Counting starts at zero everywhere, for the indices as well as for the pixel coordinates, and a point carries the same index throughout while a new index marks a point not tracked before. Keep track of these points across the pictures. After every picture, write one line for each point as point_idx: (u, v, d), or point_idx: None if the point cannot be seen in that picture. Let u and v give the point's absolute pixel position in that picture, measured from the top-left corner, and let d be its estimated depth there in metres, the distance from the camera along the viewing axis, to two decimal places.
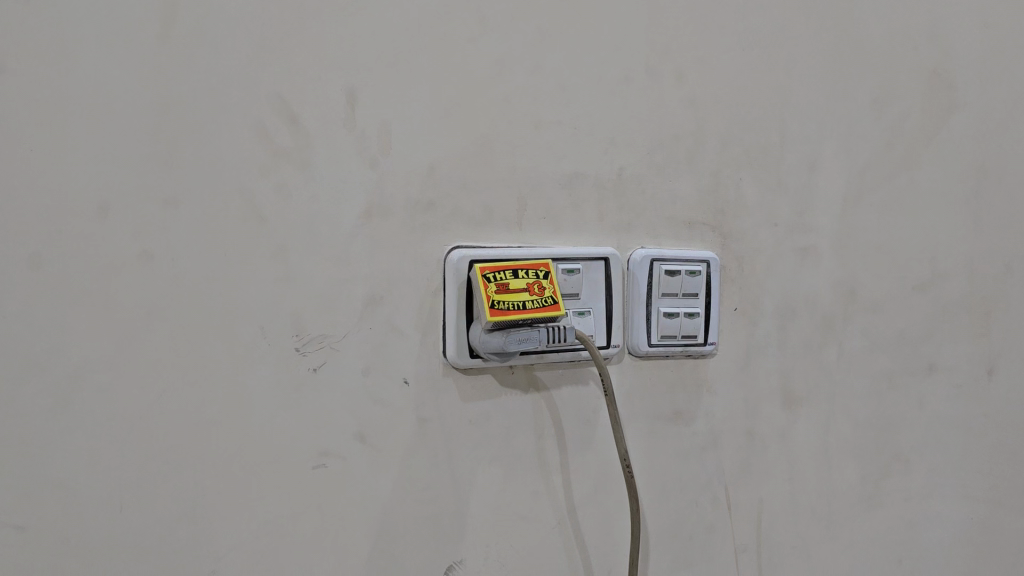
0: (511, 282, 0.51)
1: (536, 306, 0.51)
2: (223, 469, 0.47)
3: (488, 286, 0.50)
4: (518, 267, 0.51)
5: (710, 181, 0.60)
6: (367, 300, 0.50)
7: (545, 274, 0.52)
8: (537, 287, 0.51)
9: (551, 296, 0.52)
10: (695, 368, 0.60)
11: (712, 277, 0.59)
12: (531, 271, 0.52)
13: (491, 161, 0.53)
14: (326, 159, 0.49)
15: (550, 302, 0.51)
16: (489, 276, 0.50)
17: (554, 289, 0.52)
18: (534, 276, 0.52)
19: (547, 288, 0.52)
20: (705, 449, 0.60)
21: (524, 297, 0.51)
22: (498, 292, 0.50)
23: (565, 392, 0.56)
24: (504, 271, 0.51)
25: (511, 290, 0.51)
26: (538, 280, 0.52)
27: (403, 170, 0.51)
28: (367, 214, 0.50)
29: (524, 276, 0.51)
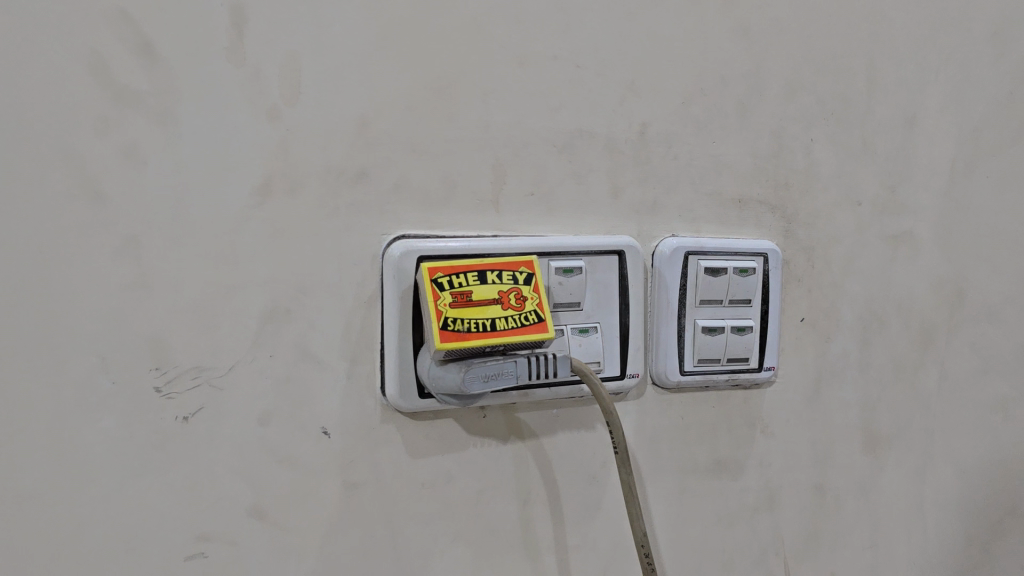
0: (474, 290, 0.34)
1: (512, 326, 0.34)
2: (50, 562, 0.33)
3: (438, 297, 0.34)
4: (485, 269, 0.35)
5: (771, 144, 0.43)
6: (266, 316, 0.34)
7: (528, 278, 0.36)
8: (512, 297, 0.35)
9: (536, 309, 0.35)
10: (745, 401, 0.43)
11: (770, 276, 0.43)
12: (506, 273, 0.35)
13: (455, 113, 0.37)
14: (199, 108, 0.33)
15: (534, 319, 0.35)
16: (440, 281, 0.34)
17: (541, 300, 0.35)
18: (510, 280, 0.35)
19: (528, 299, 0.35)
20: (756, 513, 0.44)
21: (493, 313, 0.34)
22: (453, 306, 0.34)
23: (560, 441, 0.40)
24: (463, 275, 0.35)
25: (473, 303, 0.34)
26: (516, 288, 0.35)
27: (321, 125, 0.35)
28: (265, 188, 0.34)
29: (494, 282, 0.35)
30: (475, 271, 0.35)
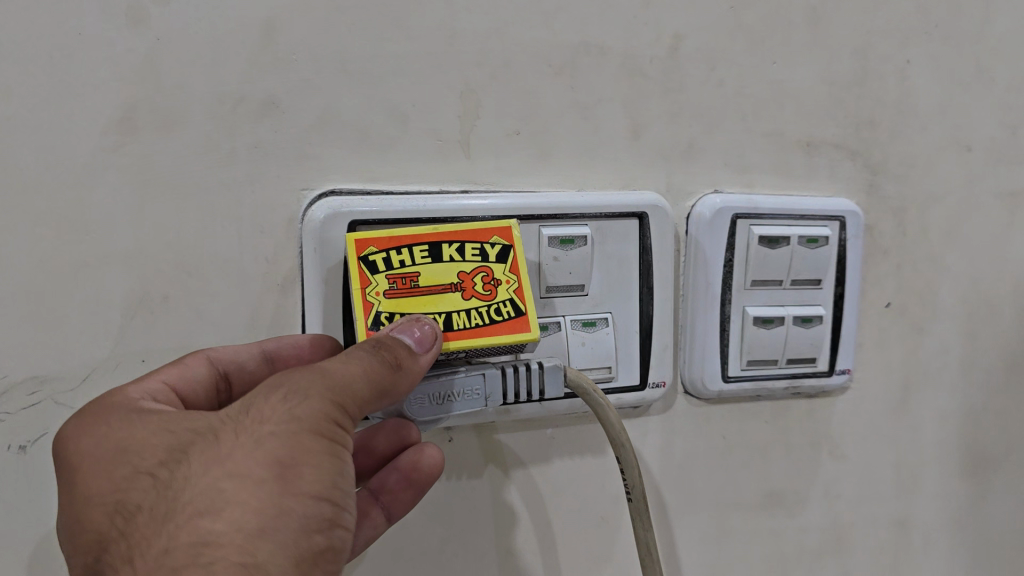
0: (421, 273, 0.24)
1: (474, 323, 0.24)
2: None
3: (368, 283, 0.23)
4: (438, 240, 0.24)
5: (851, 68, 0.32)
6: (134, 306, 0.25)
7: (503, 251, 0.25)
8: (477, 281, 0.24)
9: (512, 297, 0.24)
10: (808, 414, 0.33)
11: (848, 247, 0.31)
12: (470, 245, 0.25)
13: (403, 16, 0.26)
14: (21, 4, 0.23)
15: (509, 314, 0.24)
16: (373, 259, 0.24)
17: (521, 283, 0.24)
18: (476, 256, 0.24)
19: (499, 284, 0.24)
20: (819, 558, 0.34)
21: (448, 305, 0.24)
22: (388, 297, 0.23)
23: (555, 470, 0.29)
24: (405, 250, 0.24)
25: (419, 292, 0.24)
26: (483, 267, 0.24)
27: (207, 32, 0.24)
28: (127, 123, 0.24)
29: (452, 260, 0.24)
30: (424, 243, 0.24)
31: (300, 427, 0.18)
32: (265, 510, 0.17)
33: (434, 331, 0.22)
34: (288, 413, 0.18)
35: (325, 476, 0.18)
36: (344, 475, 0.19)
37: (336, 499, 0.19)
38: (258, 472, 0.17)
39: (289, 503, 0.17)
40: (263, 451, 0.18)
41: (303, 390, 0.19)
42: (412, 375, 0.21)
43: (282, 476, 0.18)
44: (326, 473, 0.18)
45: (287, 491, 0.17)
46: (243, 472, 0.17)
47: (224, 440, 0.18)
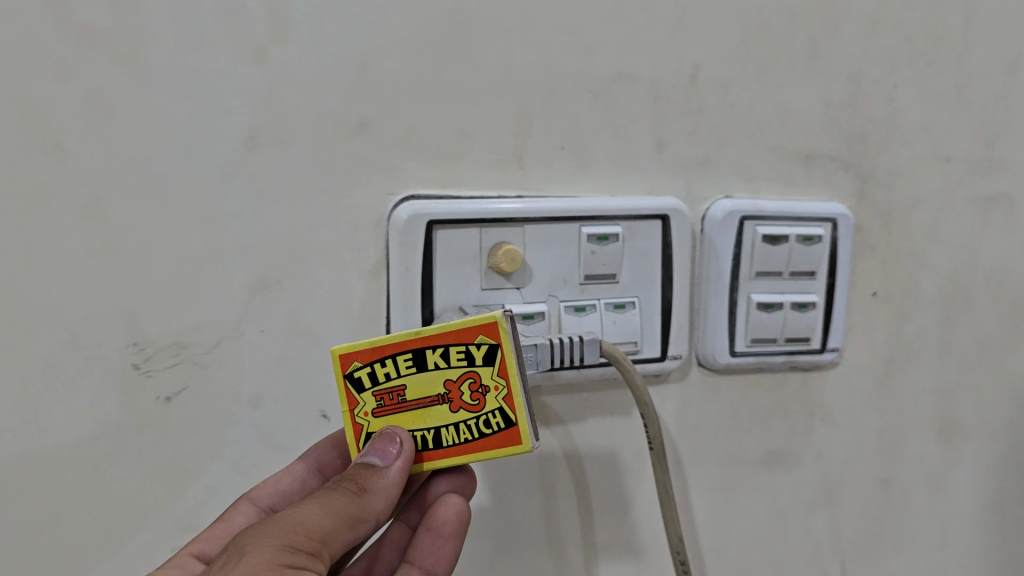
0: (408, 385, 0.26)
1: (462, 434, 0.26)
2: (23, 544, 0.30)
3: (356, 403, 0.26)
4: (421, 348, 0.26)
5: (845, 91, 0.37)
6: (254, 288, 0.31)
7: (487, 351, 0.26)
8: (465, 392, 0.26)
9: (502, 406, 0.26)
10: (805, 386, 0.38)
11: (839, 245, 0.37)
12: (457, 347, 0.26)
13: (469, 53, 0.31)
14: (173, 48, 0.29)
15: (496, 424, 0.26)
16: (357, 380, 0.26)
17: (510, 386, 0.26)
18: (463, 360, 0.26)
19: (488, 393, 0.26)
20: (812, 509, 0.40)
21: (438, 418, 0.26)
22: (375, 417, 0.26)
23: (590, 427, 0.35)
24: (387, 361, 0.26)
25: (407, 405, 0.26)
26: (469, 374, 0.26)
27: (316, 68, 0.30)
28: (252, 140, 0.30)
29: (436, 368, 0.26)
30: (407, 354, 0.26)
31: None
32: None
33: (404, 443, 0.26)
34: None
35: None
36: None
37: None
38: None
39: None
40: None
41: (246, 553, 0.21)
42: (377, 495, 0.25)
43: None
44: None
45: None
46: None
47: None
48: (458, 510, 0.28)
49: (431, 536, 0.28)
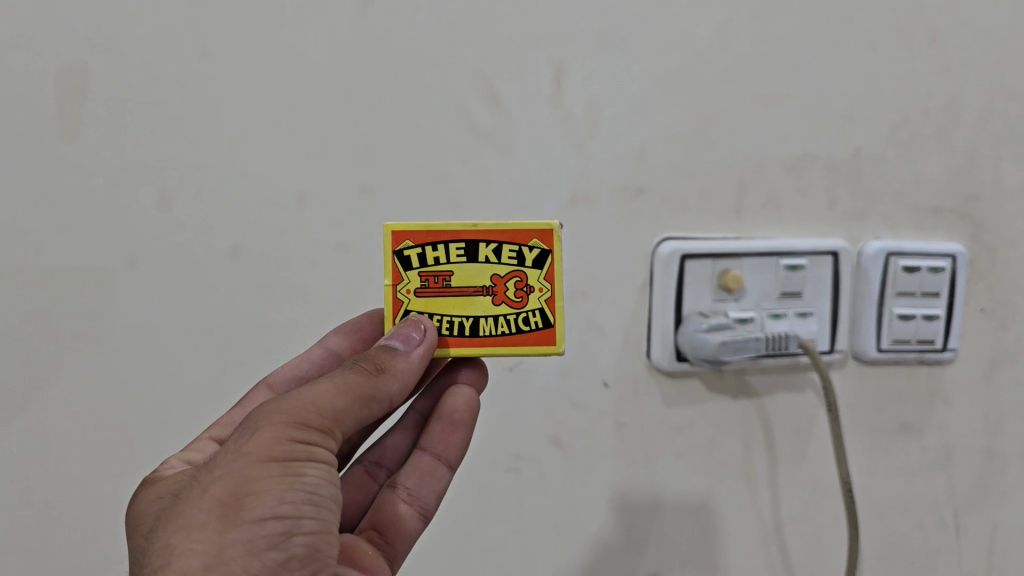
0: (458, 272, 0.38)
1: (498, 318, 0.38)
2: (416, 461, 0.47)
3: (404, 280, 0.38)
4: (475, 241, 0.38)
5: (964, 162, 0.51)
6: (568, 297, 0.47)
7: (527, 256, 0.38)
8: (510, 285, 0.38)
9: (543, 305, 0.39)
10: (930, 376, 0.52)
11: (958, 274, 0.51)
12: (507, 250, 0.38)
13: (710, 142, 0.47)
14: (528, 141, 0.44)
15: (528, 315, 0.38)
16: (409, 256, 0.38)
17: (552, 289, 0.39)
18: (509, 260, 0.38)
19: (530, 292, 0.38)
20: (933, 468, 0.54)
21: (477, 305, 0.38)
22: (417, 294, 0.38)
23: (779, 401, 0.50)
24: (447, 245, 0.38)
25: (451, 288, 0.38)
26: (518, 271, 0.38)
27: (613, 153, 0.45)
28: (572, 201, 0.45)
29: (486, 263, 0.38)
30: (462, 243, 0.38)
31: (245, 457, 0.30)
32: (213, 527, 0.29)
33: (427, 329, 0.37)
34: (251, 445, 0.30)
35: (276, 491, 0.29)
36: (306, 478, 0.30)
37: (299, 495, 0.30)
38: (212, 508, 0.29)
39: (240, 527, 0.29)
40: (213, 495, 0.30)
41: (259, 429, 0.31)
42: (392, 378, 0.34)
43: (235, 500, 0.29)
44: (275, 491, 0.29)
45: (232, 517, 0.29)
46: (192, 522, 0.29)
47: (186, 512, 0.30)
48: (469, 408, 0.42)
49: (445, 427, 0.42)
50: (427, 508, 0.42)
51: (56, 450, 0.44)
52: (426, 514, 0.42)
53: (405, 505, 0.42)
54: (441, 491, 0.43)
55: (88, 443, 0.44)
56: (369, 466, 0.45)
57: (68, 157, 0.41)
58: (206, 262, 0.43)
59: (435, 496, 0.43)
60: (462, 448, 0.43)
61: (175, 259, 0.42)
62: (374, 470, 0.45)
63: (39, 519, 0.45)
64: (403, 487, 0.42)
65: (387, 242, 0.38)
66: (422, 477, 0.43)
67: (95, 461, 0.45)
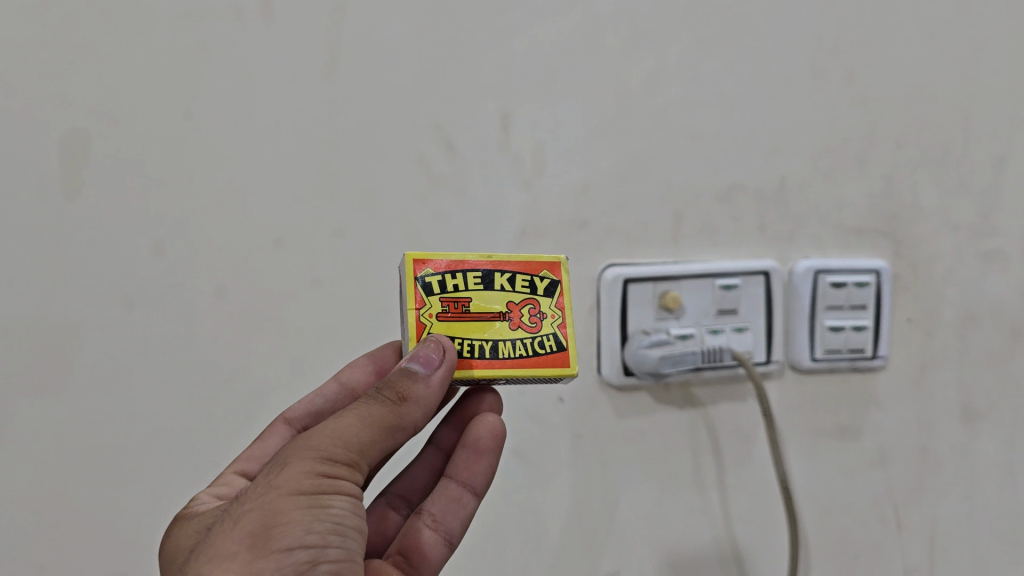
0: (477, 299, 0.40)
1: (519, 342, 0.39)
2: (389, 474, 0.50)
3: (425, 304, 0.39)
4: (491, 271, 0.41)
5: (882, 186, 0.56)
6: None
7: (539, 285, 0.41)
8: (525, 311, 0.40)
9: (555, 330, 0.40)
10: (863, 382, 0.57)
11: (882, 287, 0.56)
12: (519, 280, 0.41)
13: (645, 177, 0.52)
14: (480, 183, 0.49)
15: (547, 339, 0.40)
16: (428, 280, 0.39)
17: (563, 316, 0.41)
18: (523, 289, 0.41)
19: (543, 318, 0.40)
20: (871, 467, 0.58)
21: (498, 328, 0.40)
22: (441, 317, 0.39)
23: (722, 409, 0.54)
24: (465, 274, 0.40)
25: (471, 313, 0.40)
26: (531, 299, 0.41)
27: (557, 191, 0.51)
28: (522, 235, 0.50)
29: (503, 292, 0.40)
30: (480, 272, 0.40)
31: (274, 491, 0.32)
32: (241, 557, 0.31)
33: (445, 345, 0.37)
34: (281, 480, 0.33)
35: (302, 521, 0.31)
36: (331, 509, 0.32)
37: (324, 525, 0.32)
38: (242, 538, 0.31)
39: (267, 557, 0.31)
40: (243, 527, 0.32)
41: (287, 465, 0.33)
42: (414, 408, 0.36)
43: (262, 531, 0.31)
44: (301, 521, 0.31)
45: (261, 546, 0.31)
46: (221, 553, 0.31)
47: (216, 545, 0.32)
48: (492, 435, 0.44)
49: (469, 454, 0.44)
50: (453, 534, 0.44)
51: (55, 479, 0.48)
52: (451, 539, 0.44)
53: (429, 531, 0.43)
54: (467, 518, 0.44)
55: (88, 472, 0.48)
56: (392, 500, 0.48)
57: (68, 212, 0.46)
58: (196, 301, 0.48)
59: (460, 523, 0.44)
60: (486, 476, 0.44)
61: (167, 299, 0.47)
62: (398, 502, 0.48)
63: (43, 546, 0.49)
64: (427, 513, 0.44)
65: (410, 269, 0.40)
66: (447, 503, 0.44)
67: (92, 490, 0.48)
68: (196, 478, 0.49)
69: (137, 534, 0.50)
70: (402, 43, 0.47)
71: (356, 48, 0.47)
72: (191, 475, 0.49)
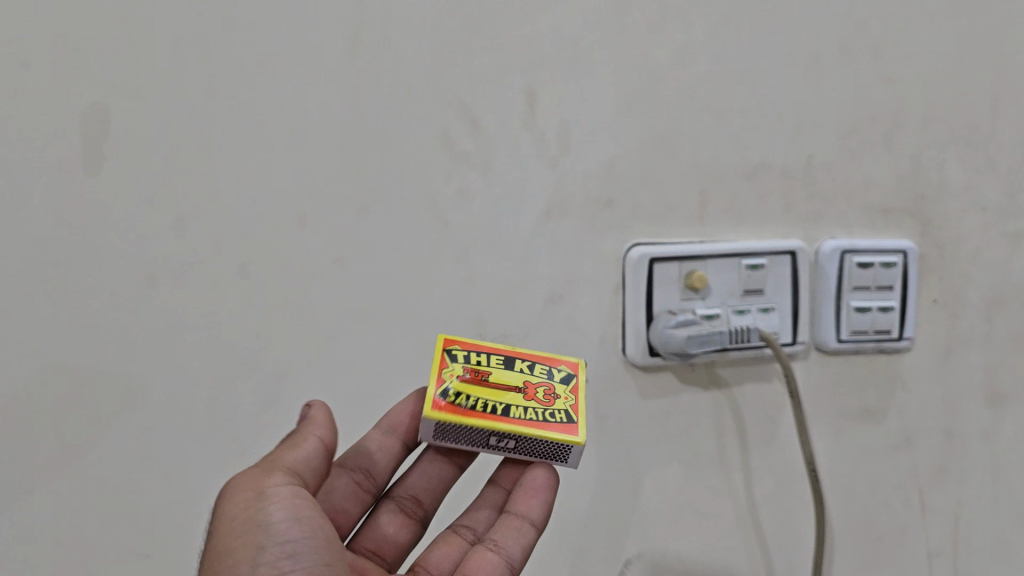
0: (498, 373, 0.41)
1: (530, 413, 0.40)
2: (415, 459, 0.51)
3: (447, 366, 0.40)
4: (513, 356, 0.42)
5: (910, 165, 0.56)
6: (549, 300, 0.51)
7: (558, 371, 0.42)
8: (541, 391, 0.41)
9: (568, 407, 0.40)
10: (889, 364, 0.57)
11: (909, 268, 0.55)
12: (542, 367, 0.42)
13: (671, 155, 0.51)
14: (506, 161, 0.49)
15: (562, 416, 0.40)
16: (451, 349, 0.41)
17: (576, 398, 0.41)
18: (544, 374, 0.42)
19: (558, 397, 0.41)
20: (896, 450, 0.58)
21: (513, 399, 0.40)
22: (460, 379, 0.40)
23: (748, 389, 0.54)
24: (488, 354, 0.42)
25: (490, 381, 0.41)
26: (548, 381, 0.42)
27: (584, 169, 0.50)
28: (547, 213, 0.50)
29: (523, 372, 0.42)
30: (502, 355, 0.42)
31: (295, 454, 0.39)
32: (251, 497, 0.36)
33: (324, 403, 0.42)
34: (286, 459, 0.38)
35: (265, 491, 0.36)
36: (271, 485, 0.36)
37: (272, 551, 0.34)
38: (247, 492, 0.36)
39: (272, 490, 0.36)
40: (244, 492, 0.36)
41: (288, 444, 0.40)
42: (312, 427, 0.40)
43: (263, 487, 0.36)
44: (254, 486, 0.36)
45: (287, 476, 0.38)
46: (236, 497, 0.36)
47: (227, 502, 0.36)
48: (546, 474, 0.42)
49: (525, 489, 0.42)
50: (513, 559, 0.42)
51: (78, 462, 0.48)
52: (513, 565, 0.42)
53: (491, 555, 0.42)
54: (529, 545, 0.42)
55: (109, 452, 0.48)
56: (457, 528, 0.45)
57: (90, 189, 0.45)
58: (218, 280, 0.47)
59: (521, 550, 0.42)
60: (544, 509, 0.42)
61: (188, 277, 0.47)
62: (461, 531, 0.45)
63: (66, 527, 0.48)
64: (489, 540, 0.42)
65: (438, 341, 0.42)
66: (507, 530, 0.42)
67: (114, 470, 0.48)
68: (218, 458, 0.49)
69: (160, 515, 0.49)
70: (427, 17, 0.46)
71: (381, 23, 0.46)
72: (213, 455, 0.49)
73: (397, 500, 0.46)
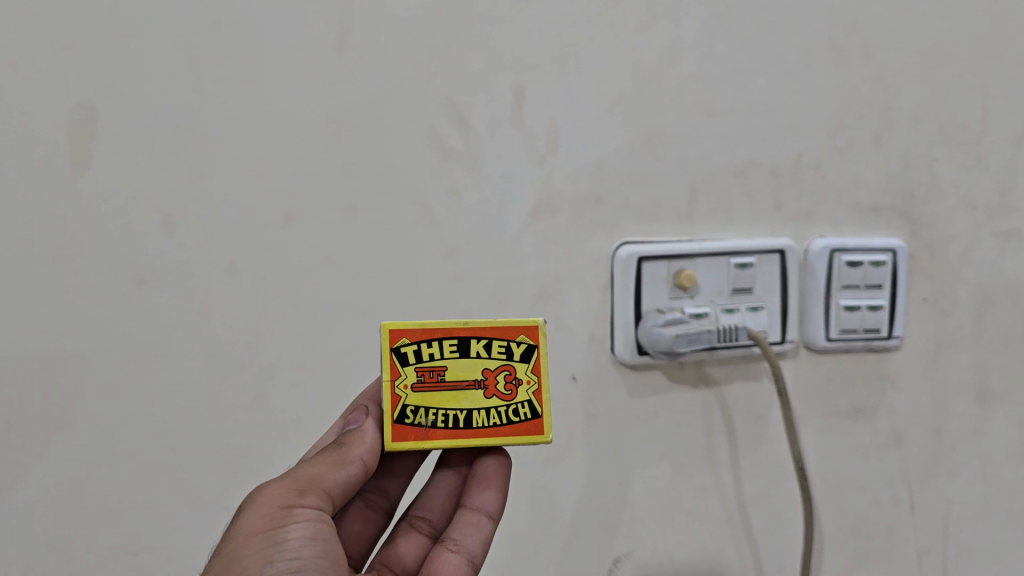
0: (454, 368, 0.40)
1: (491, 416, 0.40)
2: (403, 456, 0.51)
3: (398, 375, 0.39)
4: (468, 338, 0.40)
5: (899, 164, 0.56)
6: (537, 298, 0.51)
7: (516, 346, 0.41)
8: (501, 378, 0.40)
9: (531, 398, 0.40)
10: (878, 362, 0.57)
11: (898, 267, 0.55)
12: (499, 344, 0.40)
13: (660, 153, 0.51)
14: (494, 160, 0.49)
15: (522, 413, 0.40)
16: (398, 350, 0.39)
17: (539, 381, 0.41)
18: (501, 355, 0.40)
19: (519, 386, 0.40)
20: (886, 448, 0.58)
21: (473, 401, 0.40)
22: (413, 389, 0.39)
23: (736, 388, 0.54)
24: (441, 342, 0.40)
25: (446, 383, 0.40)
26: (507, 364, 0.40)
27: (572, 167, 0.50)
28: (536, 212, 0.50)
29: (480, 358, 0.40)
30: (455, 341, 0.40)
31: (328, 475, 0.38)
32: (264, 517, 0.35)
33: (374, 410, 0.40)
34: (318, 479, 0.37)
35: (282, 514, 0.35)
36: (293, 511, 0.35)
37: (279, 564, 0.34)
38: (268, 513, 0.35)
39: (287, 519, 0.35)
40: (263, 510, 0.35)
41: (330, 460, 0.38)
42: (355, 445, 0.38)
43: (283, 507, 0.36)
44: (275, 508, 0.35)
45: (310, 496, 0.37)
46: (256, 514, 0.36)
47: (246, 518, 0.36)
48: (497, 464, 0.43)
49: (477, 482, 0.43)
50: (474, 555, 0.43)
51: (65, 459, 0.48)
52: (473, 561, 0.43)
53: (452, 555, 0.42)
54: (487, 539, 0.43)
55: (97, 450, 0.48)
56: (413, 519, 0.45)
57: (76, 187, 0.45)
58: (206, 278, 0.47)
59: (480, 544, 0.43)
60: (499, 499, 0.43)
61: (176, 275, 0.47)
62: (419, 523, 0.45)
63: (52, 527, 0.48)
64: (447, 538, 0.43)
65: (386, 339, 0.39)
66: (464, 526, 0.43)
67: (102, 469, 0.48)
68: (207, 457, 0.49)
69: (147, 514, 0.49)
70: (415, 16, 0.46)
71: (368, 22, 0.46)
72: (202, 453, 0.49)
73: (363, 495, 0.46)
